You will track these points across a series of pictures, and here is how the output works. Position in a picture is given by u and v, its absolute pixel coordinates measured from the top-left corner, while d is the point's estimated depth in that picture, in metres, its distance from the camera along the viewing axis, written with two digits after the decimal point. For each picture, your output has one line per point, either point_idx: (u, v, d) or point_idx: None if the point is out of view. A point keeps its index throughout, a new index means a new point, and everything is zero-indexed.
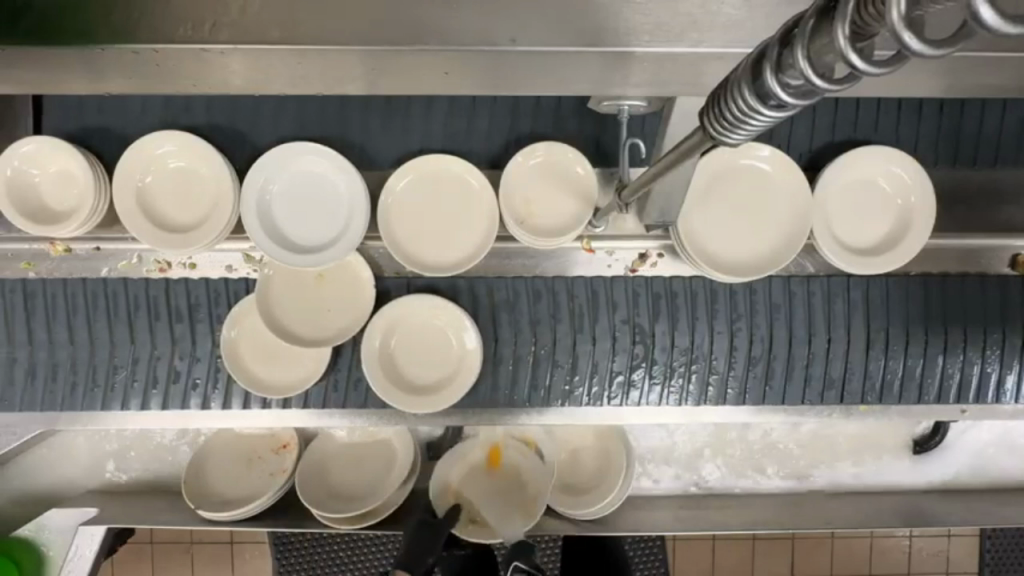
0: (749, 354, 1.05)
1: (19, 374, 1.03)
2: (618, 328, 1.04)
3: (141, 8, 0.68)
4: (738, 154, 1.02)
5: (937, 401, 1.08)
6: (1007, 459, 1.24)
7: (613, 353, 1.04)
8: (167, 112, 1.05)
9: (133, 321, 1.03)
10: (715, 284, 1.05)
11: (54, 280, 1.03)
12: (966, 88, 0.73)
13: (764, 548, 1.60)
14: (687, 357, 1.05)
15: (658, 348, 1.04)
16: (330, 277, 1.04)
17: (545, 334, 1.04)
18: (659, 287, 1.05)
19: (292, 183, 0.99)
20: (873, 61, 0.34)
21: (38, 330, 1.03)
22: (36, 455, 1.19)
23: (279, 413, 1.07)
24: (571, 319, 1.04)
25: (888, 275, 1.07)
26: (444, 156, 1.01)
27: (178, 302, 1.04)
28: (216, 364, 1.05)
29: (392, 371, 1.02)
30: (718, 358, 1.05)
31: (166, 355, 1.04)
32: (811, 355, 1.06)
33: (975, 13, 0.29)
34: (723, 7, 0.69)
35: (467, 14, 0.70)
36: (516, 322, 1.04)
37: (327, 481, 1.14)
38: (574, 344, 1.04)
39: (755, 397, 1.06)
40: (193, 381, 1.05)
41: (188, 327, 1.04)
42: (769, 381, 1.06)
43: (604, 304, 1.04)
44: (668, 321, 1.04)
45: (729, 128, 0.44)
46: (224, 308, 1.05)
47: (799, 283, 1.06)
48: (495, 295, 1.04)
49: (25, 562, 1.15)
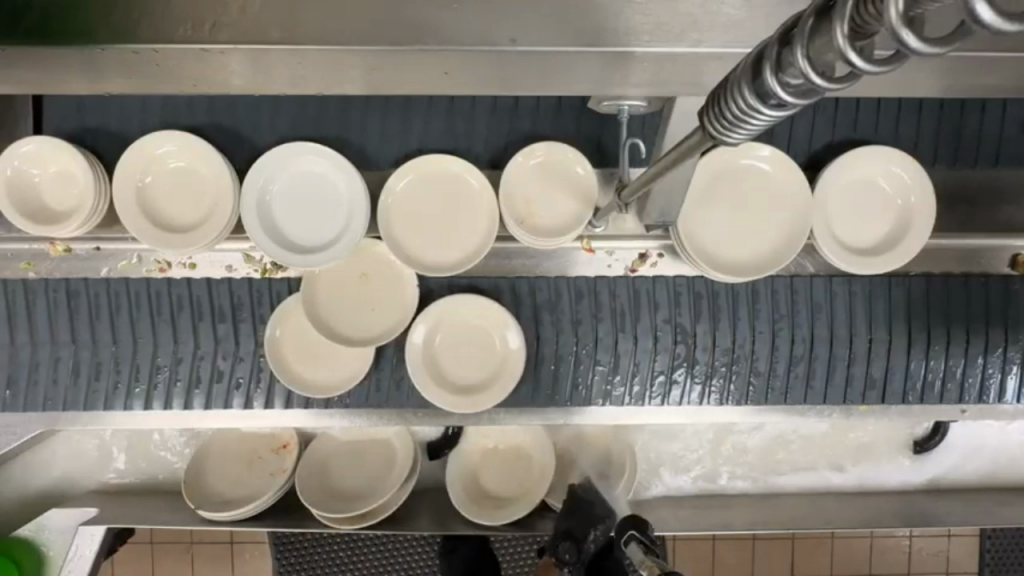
0: (790, 353, 1.06)
1: (64, 374, 1.04)
2: (659, 328, 1.05)
3: (141, 8, 0.68)
4: (738, 154, 1.02)
5: (937, 400, 1.08)
6: (1006, 459, 1.24)
7: (654, 352, 1.05)
8: (166, 112, 1.05)
9: (176, 320, 1.04)
10: (755, 284, 1.05)
11: (96, 280, 1.03)
12: (964, 89, 0.73)
13: (764, 548, 1.60)
14: (728, 356, 1.05)
15: (699, 348, 1.05)
16: (373, 277, 1.04)
17: (588, 335, 1.04)
18: (701, 287, 1.05)
19: (292, 183, 0.99)
20: (873, 60, 0.34)
21: (56, 329, 1.03)
22: (33, 455, 1.19)
23: (276, 414, 1.07)
24: (614, 319, 1.04)
25: (930, 275, 1.07)
26: (444, 156, 1.01)
27: (221, 302, 1.04)
28: (259, 364, 1.05)
29: (434, 370, 1.03)
30: (760, 358, 1.06)
31: (208, 355, 1.04)
32: (852, 357, 1.06)
33: (972, 11, 0.29)
34: (723, 7, 0.69)
35: (467, 15, 0.70)
36: (560, 322, 1.04)
37: (327, 482, 1.14)
38: (617, 344, 1.04)
39: (797, 396, 1.07)
40: (236, 381, 1.05)
41: (231, 327, 1.04)
42: (810, 381, 1.07)
43: (646, 304, 1.05)
44: (710, 321, 1.05)
45: (728, 127, 0.44)
46: (266, 308, 1.05)
47: (840, 283, 1.06)
48: (537, 295, 1.05)
49: (25, 561, 1.14)
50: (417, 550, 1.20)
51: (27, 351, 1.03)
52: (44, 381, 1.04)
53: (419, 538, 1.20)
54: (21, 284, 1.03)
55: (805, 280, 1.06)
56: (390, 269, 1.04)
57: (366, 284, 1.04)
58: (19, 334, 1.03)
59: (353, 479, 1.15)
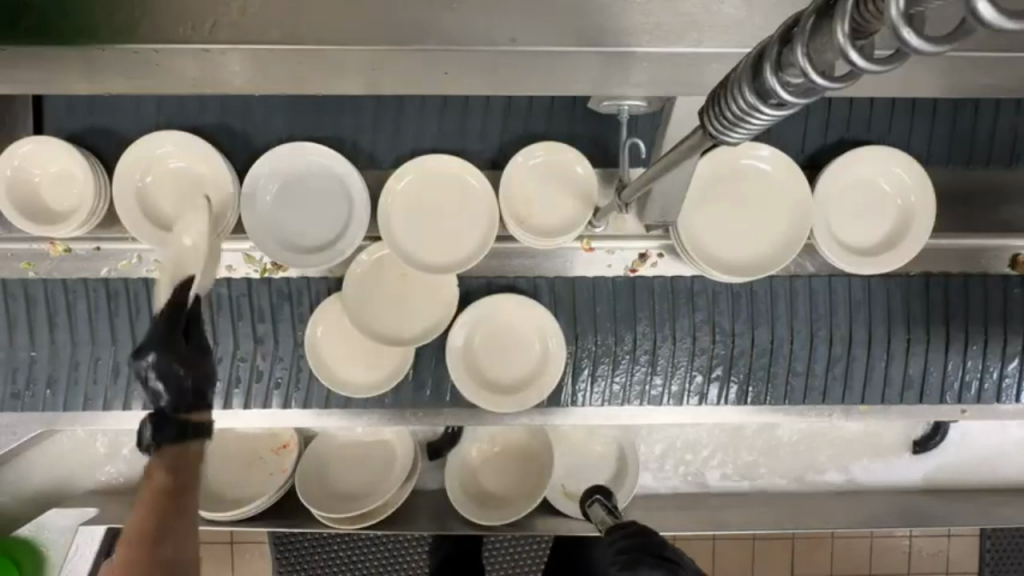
0: (829, 354, 1.07)
1: (104, 373, 1.05)
2: (698, 328, 1.05)
3: (141, 7, 0.68)
4: (738, 154, 1.02)
5: (938, 400, 1.09)
6: (1005, 458, 1.24)
7: (693, 353, 1.06)
8: (166, 112, 1.04)
9: (214, 320, 1.04)
10: (793, 282, 1.06)
11: (136, 280, 1.04)
12: (961, 88, 0.74)
13: (764, 548, 1.60)
14: (767, 356, 1.06)
15: (736, 349, 1.06)
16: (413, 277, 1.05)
17: (627, 335, 1.05)
18: (739, 287, 1.06)
19: (293, 183, 1.00)
20: (874, 59, 0.34)
21: (97, 329, 1.04)
22: (32, 455, 1.19)
23: (275, 413, 1.06)
24: (653, 318, 1.05)
25: (968, 275, 1.08)
26: (444, 155, 1.01)
27: (260, 302, 1.04)
28: (298, 364, 1.05)
29: (475, 369, 1.03)
30: (798, 360, 1.07)
31: (248, 355, 1.05)
32: (890, 359, 1.07)
33: (974, 8, 0.29)
34: (723, 7, 0.69)
35: (468, 14, 0.70)
36: (599, 317, 1.05)
37: (328, 484, 1.14)
38: (656, 343, 1.05)
39: (835, 396, 1.08)
40: (275, 381, 1.05)
41: (271, 327, 1.05)
42: (849, 381, 1.08)
43: (684, 305, 1.05)
44: (748, 322, 1.06)
45: (728, 127, 0.44)
46: (305, 308, 1.05)
47: (878, 283, 1.06)
48: (577, 294, 1.05)
49: (25, 561, 1.15)
50: (412, 551, 1.21)
51: (67, 351, 1.04)
52: (85, 381, 1.05)
53: (418, 538, 1.21)
54: (62, 284, 1.03)
55: (844, 280, 1.06)
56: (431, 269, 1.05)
57: (406, 284, 1.05)
58: (59, 335, 1.04)
59: (359, 479, 1.15)
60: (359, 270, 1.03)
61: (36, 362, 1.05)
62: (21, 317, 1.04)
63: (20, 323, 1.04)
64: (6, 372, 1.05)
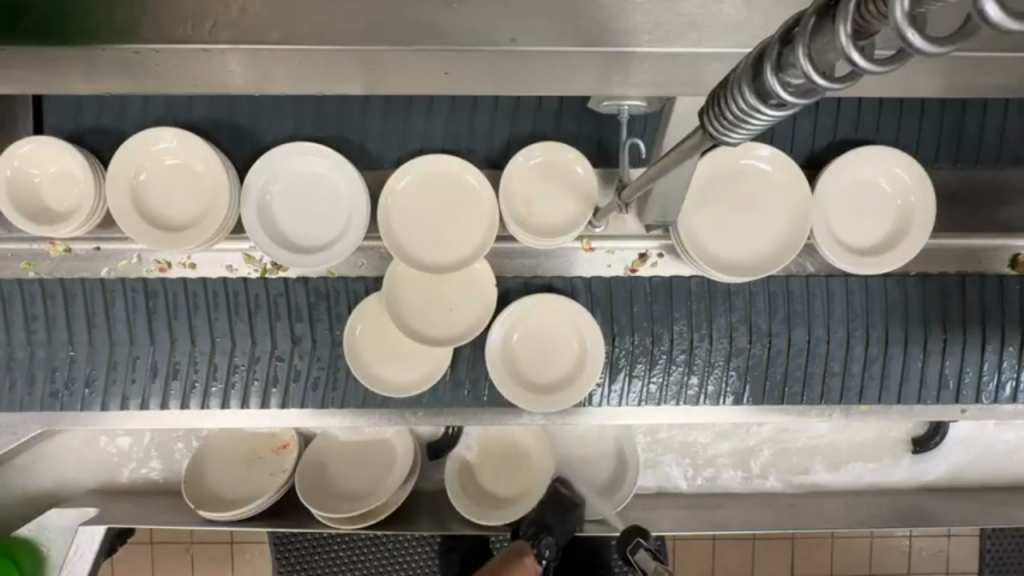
0: (865, 354, 1.06)
1: (142, 373, 1.04)
2: (735, 327, 1.05)
3: (141, 6, 0.68)
4: (738, 154, 1.02)
5: (942, 400, 1.08)
6: (1004, 457, 1.24)
7: (730, 354, 1.05)
8: (165, 113, 1.05)
9: (253, 320, 1.03)
10: (830, 282, 1.06)
11: (175, 280, 1.03)
12: (961, 88, 0.74)
13: (764, 548, 1.60)
14: (805, 356, 1.06)
15: (774, 350, 1.05)
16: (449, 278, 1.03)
17: (665, 334, 1.04)
18: (776, 286, 1.06)
19: (293, 184, 1.00)
20: (876, 60, 0.34)
21: (135, 330, 1.03)
22: (32, 455, 1.19)
23: (279, 413, 1.07)
24: (691, 318, 1.04)
25: (1004, 275, 1.07)
26: (444, 155, 1.01)
27: (298, 301, 1.04)
28: (336, 364, 1.05)
29: (513, 368, 1.03)
30: (835, 361, 1.06)
31: (287, 355, 1.04)
32: (927, 358, 1.07)
33: (978, 9, 0.29)
34: (723, 7, 0.69)
35: (469, 14, 0.70)
36: (636, 317, 1.04)
37: (331, 484, 1.14)
38: (694, 343, 1.05)
39: (871, 396, 1.08)
40: (313, 381, 1.05)
41: (308, 327, 1.04)
42: (885, 380, 1.07)
43: (722, 304, 1.05)
44: (785, 322, 1.05)
45: (728, 127, 0.44)
46: (343, 308, 1.05)
47: (914, 282, 1.06)
48: (613, 292, 1.05)
49: (25, 561, 1.13)
50: (413, 551, 1.19)
51: (105, 351, 1.03)
52: (122, 381, 1.04)
53: (418, 538, 1.20)
54: (79, 284, 1.02)
55: (880, 282, 1.06)
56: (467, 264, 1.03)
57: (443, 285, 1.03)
58: (98, 334, 1.03)
59: (358, 479, 1.15)
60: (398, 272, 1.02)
61: (74, 362, 1.04)
62: (59, 319, 1.03)
63: (58, 323, 1.03)
64: (43, 372, 1.03)
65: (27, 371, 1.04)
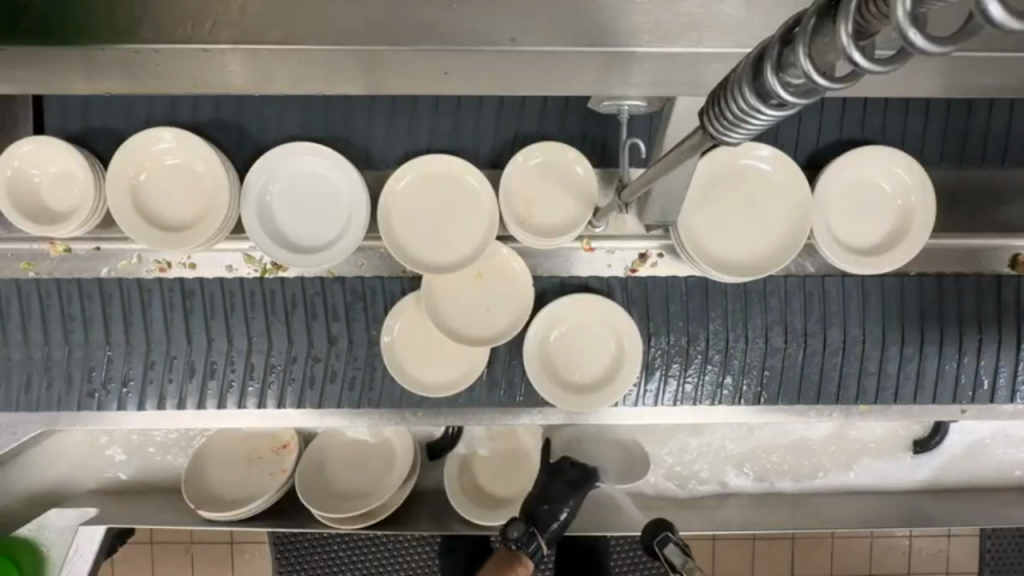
0: (901, 353, 1.07)
1: (179, 372, 1.05)
2: (770, 327, 1.06)
3: (141, 6, 0.68)
4: (738, 154, 1.02)
5: (941, 401, 1.09)
6: (1004, 458, 1.24)
7: (766, 354, 1.06)
8: (164, 113, 1.04)
9: (290, 319, 1.04)
10: (865, 281, 1.06)
11: (212, 280, 1.04)
12: (961, 88, 0.74)
13: (763, 548, 1.60)
14: (840, 356, 1.07)
15: (809, 350, 1.06)
16: (487, 275, 1.04)
17: (700, 333, 1.05)
18: (812, 286, 1.06)
19: (292, 184, 1.00)
20: (877, 59, 0.34)
21: (172, 330, 1.04)
22: (31, 454, 1.19)
23: (273, 414, 1.07)
24: (726, 319, 1.05)
25: None
26: (444, 155, 1.01)
27: (334, 301, 1.04)
28: (372, 364, 1.06)
29: (550, 368, 1.04)
30: (870, 361, 1.07)
31: (323, 355, 1.05)
32: (963, 358, 1.08)
33: (981, 9, 0.29)
34: (723, 7, 0.69)
35: (468, 14, 0.69)
36: (672, 317, 1.05)
37: (341, 486, 1.14)
38: (729, 343, 1.06)
39: (906, 396, 1.09)
40: (350, 381, 1.06)
41: (345, 327, 1.05)
42: (920, 380, 1.08)
43: (757, 304, 1.06)
44: (821, 321, 1.06)
45: (728, 127, 0.44)
46: (380, 309, 1.05)
47: (950, 281, 1.07)
48: (648, 293, 1.06)
49: (25, 561, 1.13)
50: (413, 551, 1.20)
51: (142, 350, 1.04)
52: (160, 379, 1.05)
53: (419, 538, 1.20)
54: (98, 284, 1.03)
55: (917, 281, 1.07)
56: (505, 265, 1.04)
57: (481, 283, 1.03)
58: (134, 335, 1.04)
59: (357, 479, 1.15)
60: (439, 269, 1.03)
61: (112, 362, 1.04)
62: (97, 320, 1.03)
63: (96, 323, 1.03)
64: (80, 372, 1.04)
65: (63, 372, 1.04)
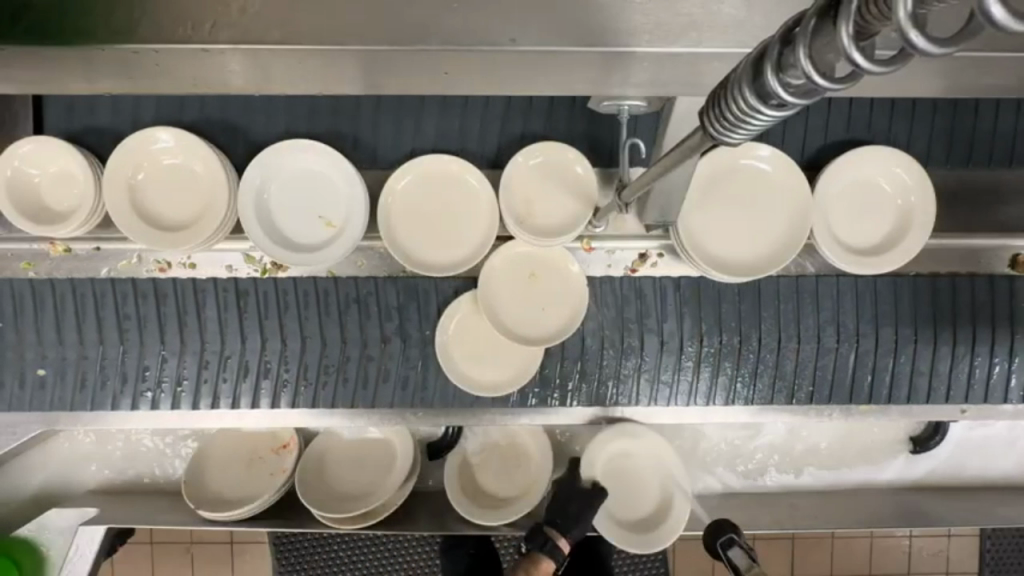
0: (952, 353, 1.07)
1: (232, 371, 1.05)
2: (823, 326, 1.06)
3: (141, 6, 0.68)
4: (738, 154, 1.02)
5: (947, 401, 1.09)
6: (1004, 458, 1.24)
7: (818, 354, 1.07)
8: (162, 112, 1.04)
9: (344, 320, 1.04)
10: (917, 279, 1.07)
11: (265, 280, 1.04)
12: (963, 88, 0.74)
13: (762, 547, 1.60)
14: (892, 356, 1.07)
15: (861, 350, 1.07)
16: (542, 276, 1.04)
17: (752, 332, 1.06)
18: (864, 286, 1.06)
19: (291, 184, 1.00)
20: (878, 60, 0.34)
21: (226, 330, 1.04)
22: (30, 455, 1.19)
23: (269, 412, 1.07)
24: (778, 319, 1.06)
25: None
26: (443, 155, 1.00)
27: (387, 301, 1.05)
28: (425, 363, 1.06)
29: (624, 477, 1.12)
30: (921, 360, 1.08)
31: (377, 354, 1.05)
32: (1013, 359, 1.08)
33: (981, 9, 0.29)
34: (723, 7, 0.69)
35: (470, 14, 0.69)
36: (724, 316, 1.06)
37: (379, 484, 1.15)
38: (779, 343, 1.06)
39: (958, 397, 1.09)
40: (402, 380, 1.06)
41: (398, 326, 1.05)
42: (971, 382, 1.09)
43: (810, 304, 1.06)
44: (873, 321, 1.06)
45: (729, 128, 0.44)
46: (433, 308, 1.06)
47: (1003, 280, 1.07)
48: (701, 293, 1.06)
49: (25, 561, 1.13)
50: (412, 551, 1.21)
51: (196, 351, 1.04)
52: (213, 380, 1.05)
53: (418, 538, 1.21)
54: (153, 284, 1.03)
55: (969, 279, 1.07)
56: (558, 265, 1.04)
57: (536, 282, 1.04)
58: (188, 335, 1.04)
59: (358, 479, 1.15)
60: (490, 266, 1.03)
61: (166, 361, 1.05)
62: (152, 320, 1.04)
63: (150, 322, 1.04)
64: (135, 372, 1.05)
65: (117, 371, 1.05)
